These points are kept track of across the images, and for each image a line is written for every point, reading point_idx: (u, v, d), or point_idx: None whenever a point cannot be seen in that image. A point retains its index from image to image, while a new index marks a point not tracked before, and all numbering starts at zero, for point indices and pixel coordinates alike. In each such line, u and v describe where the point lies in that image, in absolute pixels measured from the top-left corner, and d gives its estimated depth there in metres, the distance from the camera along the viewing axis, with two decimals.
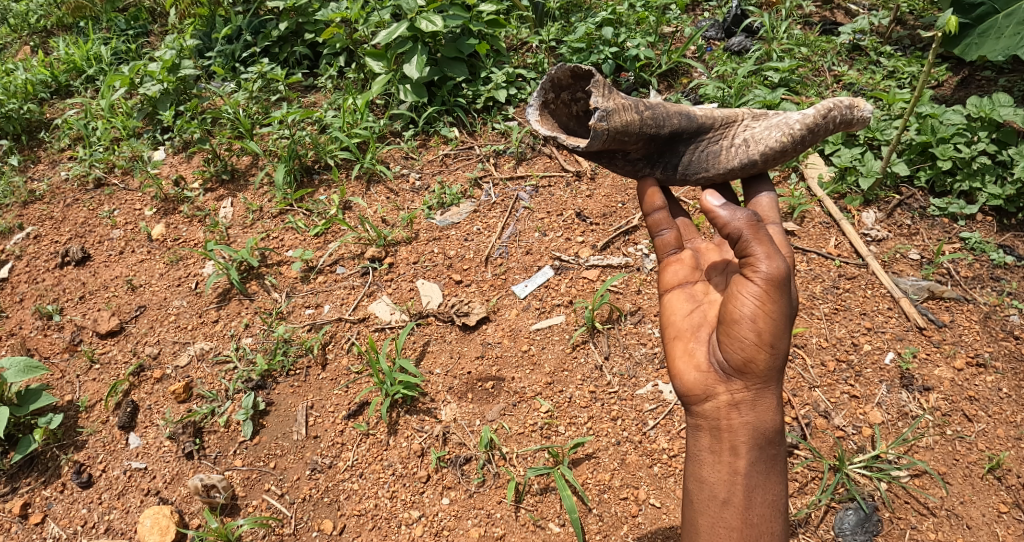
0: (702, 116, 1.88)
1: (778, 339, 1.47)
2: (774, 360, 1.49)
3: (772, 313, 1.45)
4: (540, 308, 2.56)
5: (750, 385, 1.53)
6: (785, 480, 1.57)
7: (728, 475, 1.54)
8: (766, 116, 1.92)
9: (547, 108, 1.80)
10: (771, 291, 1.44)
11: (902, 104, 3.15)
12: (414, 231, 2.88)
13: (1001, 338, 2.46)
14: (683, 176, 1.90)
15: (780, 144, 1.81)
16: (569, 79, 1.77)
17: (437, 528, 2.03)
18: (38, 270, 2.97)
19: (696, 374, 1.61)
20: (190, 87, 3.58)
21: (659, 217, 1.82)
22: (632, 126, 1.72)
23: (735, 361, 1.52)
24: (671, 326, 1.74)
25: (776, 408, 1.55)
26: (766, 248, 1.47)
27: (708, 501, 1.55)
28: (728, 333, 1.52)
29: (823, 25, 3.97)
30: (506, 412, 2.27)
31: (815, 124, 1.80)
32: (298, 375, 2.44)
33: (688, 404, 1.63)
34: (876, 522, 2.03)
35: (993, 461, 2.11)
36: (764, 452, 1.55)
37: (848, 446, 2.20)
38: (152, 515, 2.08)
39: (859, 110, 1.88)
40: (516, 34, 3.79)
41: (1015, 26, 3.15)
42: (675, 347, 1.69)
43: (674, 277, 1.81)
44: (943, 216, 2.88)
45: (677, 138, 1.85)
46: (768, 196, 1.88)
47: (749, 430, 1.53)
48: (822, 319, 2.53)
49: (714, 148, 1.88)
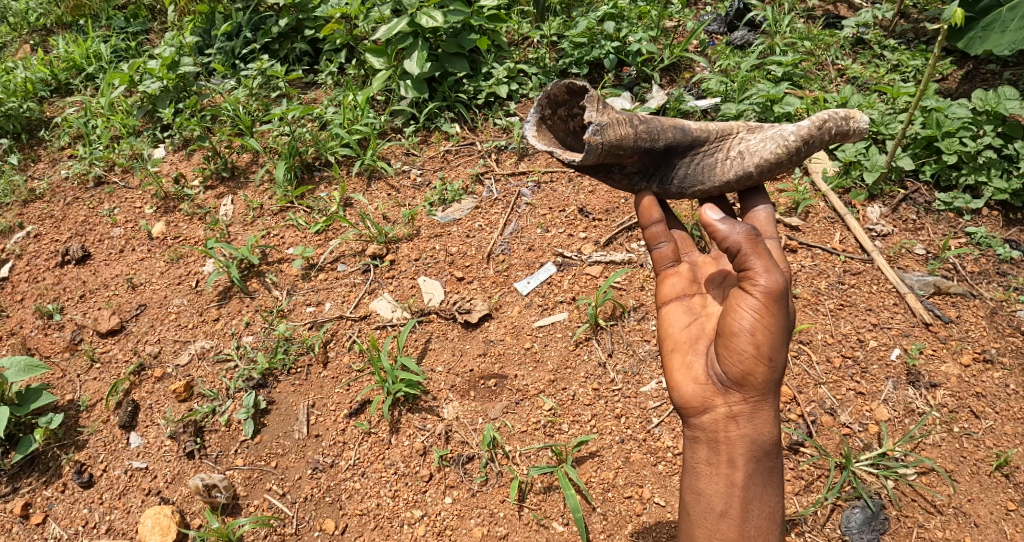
0: (697, 130, 1.85)
1: (776, 352, 1.46)
2: (772, 373, 1.48)
3: (770, 326, 1.44)
4: (543, 305, 2.54)
5: (748, 398, 1.51)
6: (782, 492, 1.55)
7: (725, 487, 1.52)
8: (760, 128, 1.88)
9: (545, 124, 1.81)
10: (769, 305, 1.44)
11: (908, 98, 3.13)
12: (415, 227, 2.86)
13: (1008, 333, 2.43)
14: (680, 190, 1.88)
15: (775, 156, 1.78)
16: (565, 95, 1.74)
17: (440, 528, 2.01)
18: (38, 269, 2.96)
19: (694, 386, 1.59)
20: (189, 84, 3.57)
21: (657, 230, 1.80)
22: (626, 141, 1.70)
23: (733, 374, 1.50)
24: (669, 337, 1.72)
25: (774, 421, 1.54)
26: (765, 262, 1.46)
27: (705, 513, 1.53)
28: (727, 345, 1.50)
29: (827, 18, 3.93)
30: (509, 410, 2.25)
31: (809, 135, 1.78)
32: (299, 374, 2.43)
33: (685, 416, 1.61)
34: (883, 520, 2.00)
35: (1000, 458, 2.09)
36: (761, 463, 1.53)
37: (854, 444, 2.18)
38: (153, 515, 2.06)
39: (857, 121, 1.86)
40: (517, 29, 3.77)
41: (1020, 19, 3.12)
42: (673, 358, 1.67)
43: (671, 290, 1.80)
44: (948, 211, 2.85)
45: (672, 151, 1.83)
46: (765, 210, 1.85)
47: (747, 443, 1.51)
48: (827, 315, 2.50)
49: (709, 160, 1.85)
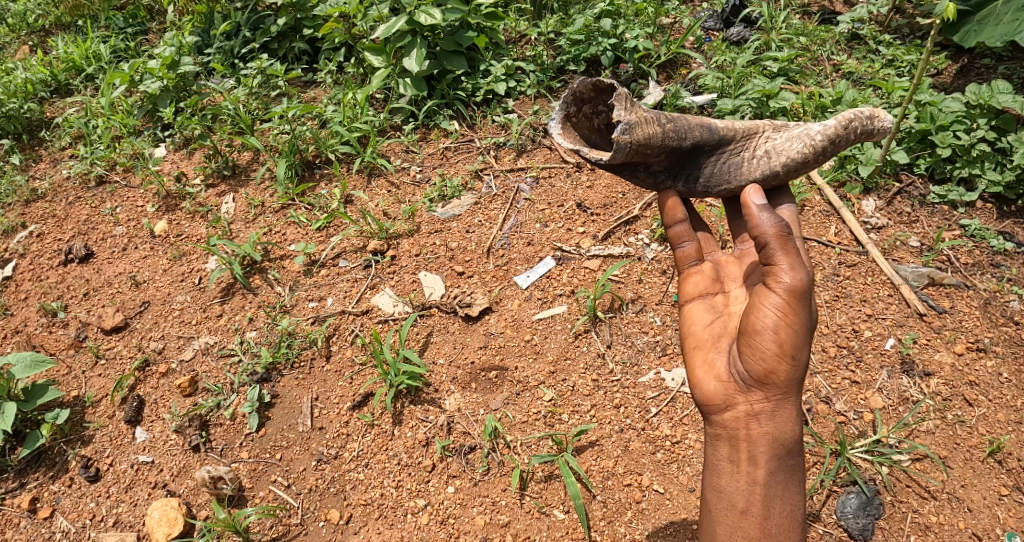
0: (724, 128, 1.83)
1: (800, 350, 1.48)
2: (794, 372, 1.50)
3: (794, 324, 1.47)
4: (542, 299, 2.57)
5: (770, 396, 1.53)
6: (803, 491, 1.57)
7: (746, 485, 1.55)
8: (786, 127, 1.88)
9: (570, 122, 1.79)
10: (793, 304, 1.46)
11: (902, 92, 3.16)
12: (415, 223, 2.90)
13: (1001, 323, 2.48)
14: (705, 189, 1.88)
15: (803, 155, 1.79)
16: (591, 93, 1.71)
17: (443, 516, 2.05)
18: (42, 267, 2.99)
19: (716, 384, 1.63)
20: (189, 83, 3.59)
21: (681, 229, 1.86)
22: (654, 139, 1.67)
23: (755, 372, 1.53)
24: (692, 336, 1.76)
25: (796, 419, 1.56)
26: (791, 259, 1.49)
27: (726, 510, 1.56)
28: (749, 344, 1.53)
29: (822, 14, 3.97)
30: (509, 401, 2.29)
31: (836, 135, 1.78)
32: (302, 367, 2.46)
33: (707, 413, 1.65)
34: (877, 506, 2.04)
35: (994, 444, 2.12)
36: (783, 461, 1.56)
37: (849, 431, 2.21)
38: (160, 507, 2.10)
39: (881, 119, 1.83)
40: (515, 27, 3.81)
41: (1015, 12, 3.14)
42: (696, 356, 1.71)
43: (694, 288, 1.85)
44: (943, 204, 2.90)
45: (699, 150, 1.81)
46: (789, 208, 1.89)
47: (768, 440, 1.54)
48: (822, 306, 2.54)
49: (735, 159, 1.84)
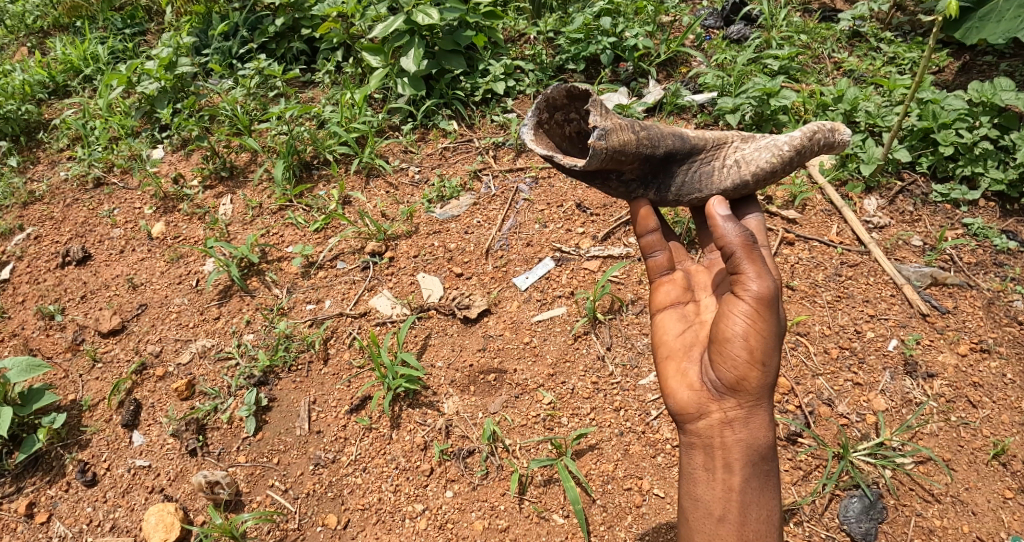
0: (695, 137, 1.83)
1: (769, 357, 1.47)
2: (766, 378, 1.49)
3: (762, 331, 1.46)
4: (541, 300, 2.55)
5: (742, 403, 1.52)
6: (779, 495, 1.56)
7: (723, 492, 1.53)
8: (754, 137, 1.89)
9: (542, 129, 1.72)
10: (761, 310, 1.45)
11: (903, 90, 3.13)
12: (414, 224, 2.88)
13: (1005, 323, 2.45)
14: (677, 198, 1.86)
15: (770, 165, 1.78)
16: (565, 99, 1.69)
17: (441, 521, 2.03)
18: (39, 270, 2.97)
19: (689, 393, 1.61)
20: (186, 84, 3.58)
21: (653, 239, 1.81)
22: (628, 146, 1.65)
23: (727, 379, 1.52)
24: (665, 345, 1.74)
25: (769, 425, 1.55)
26: (757, 267, 1.47)
27: (703, 518, 1.54)
28: (720, 351, 1.52)
29: (823, 12, 3.95)
30: (508, 404, 2.27)
31: (803, 146, 1.78)
32: (300, 371, 2.44)
33: (681, 422, 1.63)
34: (880, 510, 2.01)
35: (998, 447, 2.10)
36: (758, 467, 1.54)
37: (852, 434, 2.19)
38: (156, 512, 2.07)
39: (841, 133, 1.86)
40: (514, 26, 3.79)
41: (1016, 9, 3.11)
42: (669, 366, 1.69)
43: (666, 297, 1.82)
44: (945, 202, 2.87)
45: (671, 158, 1.80)
46: (757, 217, 1.86)
47: (742, 447, 1.52)
48: (824, 307, 2.52)
49: (706, 168, 1.84)
